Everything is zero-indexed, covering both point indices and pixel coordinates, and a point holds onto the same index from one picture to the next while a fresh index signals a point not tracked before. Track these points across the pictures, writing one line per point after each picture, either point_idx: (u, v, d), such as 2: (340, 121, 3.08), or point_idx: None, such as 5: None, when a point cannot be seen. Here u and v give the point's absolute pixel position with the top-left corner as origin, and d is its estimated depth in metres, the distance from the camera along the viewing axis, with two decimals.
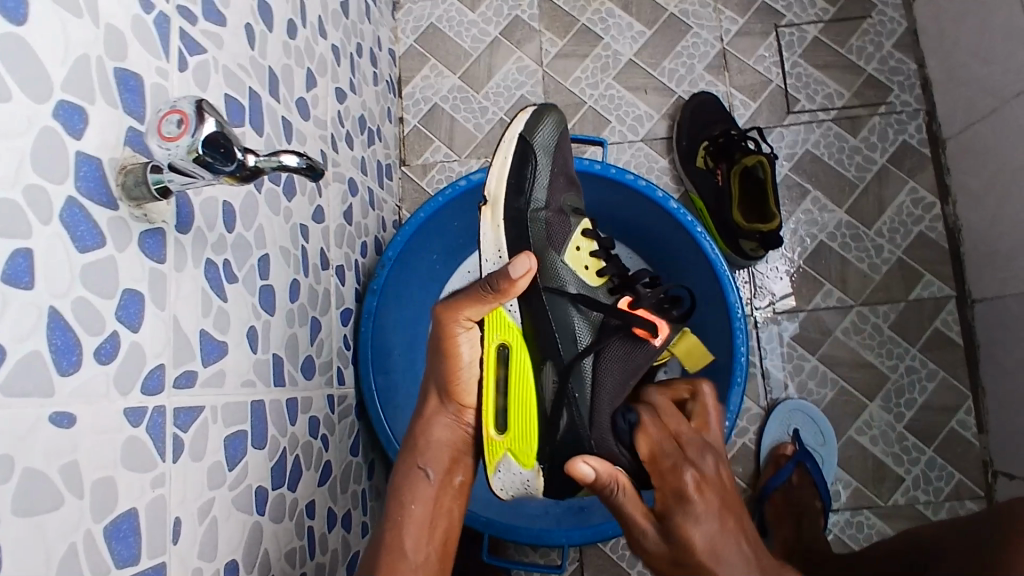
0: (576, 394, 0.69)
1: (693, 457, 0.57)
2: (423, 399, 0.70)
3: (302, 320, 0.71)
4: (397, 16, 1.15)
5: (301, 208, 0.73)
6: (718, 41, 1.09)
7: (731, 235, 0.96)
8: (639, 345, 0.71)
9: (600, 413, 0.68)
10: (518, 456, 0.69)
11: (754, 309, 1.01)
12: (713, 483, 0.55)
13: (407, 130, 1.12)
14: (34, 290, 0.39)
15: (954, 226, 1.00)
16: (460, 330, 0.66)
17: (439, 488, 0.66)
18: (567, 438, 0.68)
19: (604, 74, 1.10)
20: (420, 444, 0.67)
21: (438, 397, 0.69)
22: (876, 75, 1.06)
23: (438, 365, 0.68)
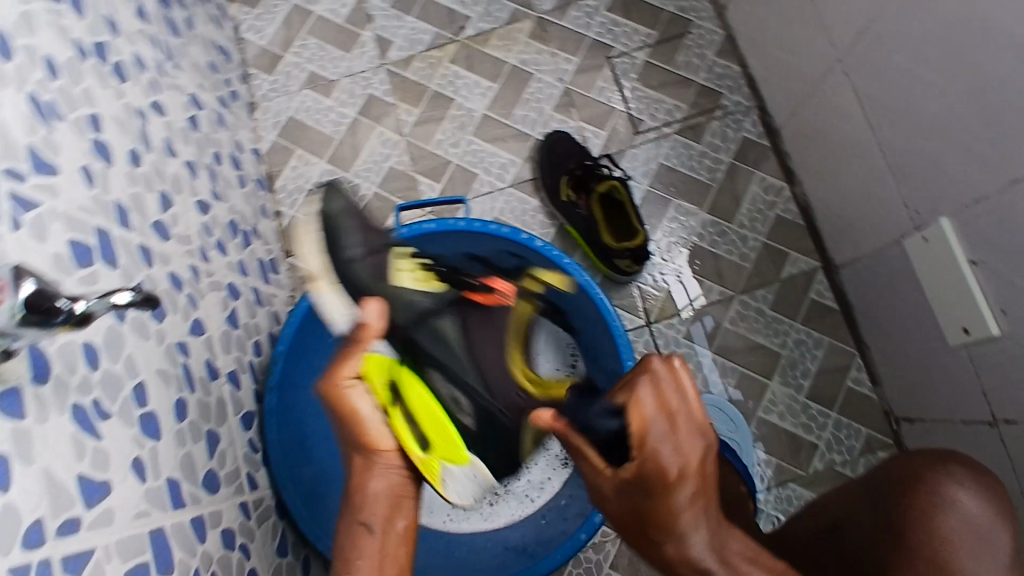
0: (468, 379, 0.72)
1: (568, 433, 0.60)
2: (349, 460, 0.70)
3: (194, 438, 0.74)
4: (255, 116, 1.18)
5: (174, 327, 0.76)
6: (560, 82, 1.16)
7: (604, 257, 1.02)
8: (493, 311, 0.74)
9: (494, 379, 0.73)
10: (451, 459, 0.71)
11: (676, 312, 1.06)
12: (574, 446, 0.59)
13: (286, 223, 1.14)
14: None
15: (805, 204, 1.08)
16: (347, 389, 0.68)
17: (384, 538, 0.64)
18: (481, 421, 0.73)
19: (463, 132, 1.16)
20: (358, 500, 0.66)
21: (359, 454, 0.69)
22: (706, 83, 1.14)
23: (345, 427, 0.69)
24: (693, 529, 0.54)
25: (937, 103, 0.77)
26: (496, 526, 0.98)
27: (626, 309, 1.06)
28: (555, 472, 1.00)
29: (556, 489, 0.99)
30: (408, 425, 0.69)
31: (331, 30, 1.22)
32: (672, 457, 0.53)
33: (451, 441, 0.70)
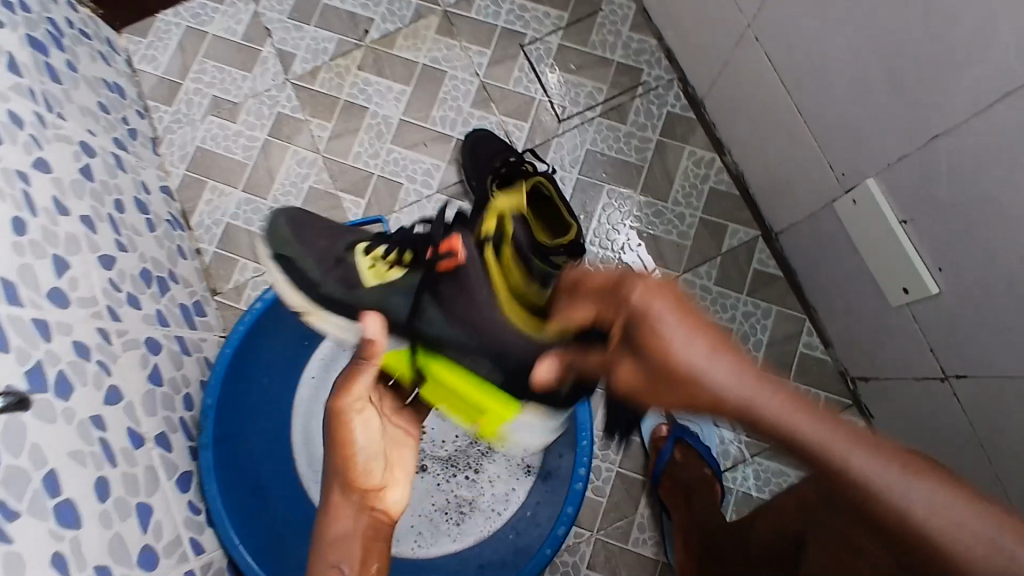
0: (461, 340, 0.66)
1: (579, 356, 0.58)
2: (325, 496, 0.69)
3: (123, 515, 0.70)
4: (160, 151, 1.11)
5: (86, 401, 0.71)
6: (475, 77, 1.12)
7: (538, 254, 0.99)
8: (458, 277, 0.67)
9: (486, 336, 0.65)
10: (504, 418, 0.67)
11: None
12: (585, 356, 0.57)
13: (208, 260, 1.08)
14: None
15: (737, 173, 1.06)
16: (352, 415, 0.68)
17: None
18: (508, 375, 0.64)
19: (381, 141, 1.11)
20: (330, 539, 0.65)
21: (340, 489, 0.68)
22: (624, 61, 1.11)
23: (332, 459, 0.69)
24: (698, 345, 0.46)
25: (851, 65, 0.74)
26: (464, 545, 0.95)
27: None
28: (518, 483, 0.97)
29: (522, 498, 0.97)
30: (461, 400, 0.70)
31: (230, 50, 1.15)
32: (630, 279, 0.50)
33: (490, 404, 0.67)
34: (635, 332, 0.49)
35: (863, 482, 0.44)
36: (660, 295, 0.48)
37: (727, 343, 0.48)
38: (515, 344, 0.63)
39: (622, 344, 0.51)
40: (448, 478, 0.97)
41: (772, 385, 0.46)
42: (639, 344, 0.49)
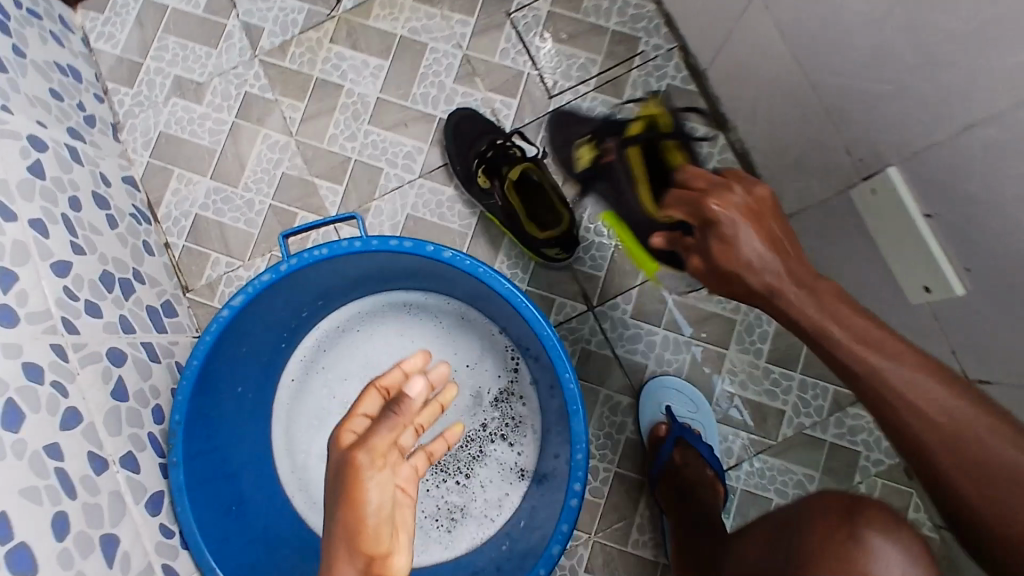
0: (621, 217, 0.83)
1: (688, 244, 0.68)
2: (324, 554, 0.49)
3: (85, 550, 0.65)
4: (121, 138, 1.03)
5: (40, 429, 0.66)
6: (458, 49, 1.03)
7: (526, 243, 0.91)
8: (614, 177, 0.82)
9: (630, 215, 0.80)
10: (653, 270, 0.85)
11: (631, 283, 0.97)
12: (688, 247, 0.68)
13: (177, 254, 1.02)
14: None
15: (743, 151, 0.98)
16: (367, 465, 0.49)
17: None
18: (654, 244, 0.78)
19: (358, 121, 1.03)
20: None
21: (344, 548, 0.48)
22: (619, 29, 1.01)
23: (334, 512, 0.49)
24: (762, 246, 0.61)
25: (871, 43, 0.66)
26: (456, 553, 0.91)
27: (565, 296, 0.98)
28: (512, 488, 0.92)
29: (516, 504, 0.92)
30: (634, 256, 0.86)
31: (191, 23, 1.06)
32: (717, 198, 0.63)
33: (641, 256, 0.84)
34: (714, 233, 0.63)
35: (910, 398, 0.51)
36: (737, 209, 0.62)
37: (788, 249, 0.62)
38: (642, 223, 0.78)
39: (718, 235, 0.63)
40: (438, 484, 0.93)
41: (841, 302, 0.58)
42: (726, 242, 0.62)
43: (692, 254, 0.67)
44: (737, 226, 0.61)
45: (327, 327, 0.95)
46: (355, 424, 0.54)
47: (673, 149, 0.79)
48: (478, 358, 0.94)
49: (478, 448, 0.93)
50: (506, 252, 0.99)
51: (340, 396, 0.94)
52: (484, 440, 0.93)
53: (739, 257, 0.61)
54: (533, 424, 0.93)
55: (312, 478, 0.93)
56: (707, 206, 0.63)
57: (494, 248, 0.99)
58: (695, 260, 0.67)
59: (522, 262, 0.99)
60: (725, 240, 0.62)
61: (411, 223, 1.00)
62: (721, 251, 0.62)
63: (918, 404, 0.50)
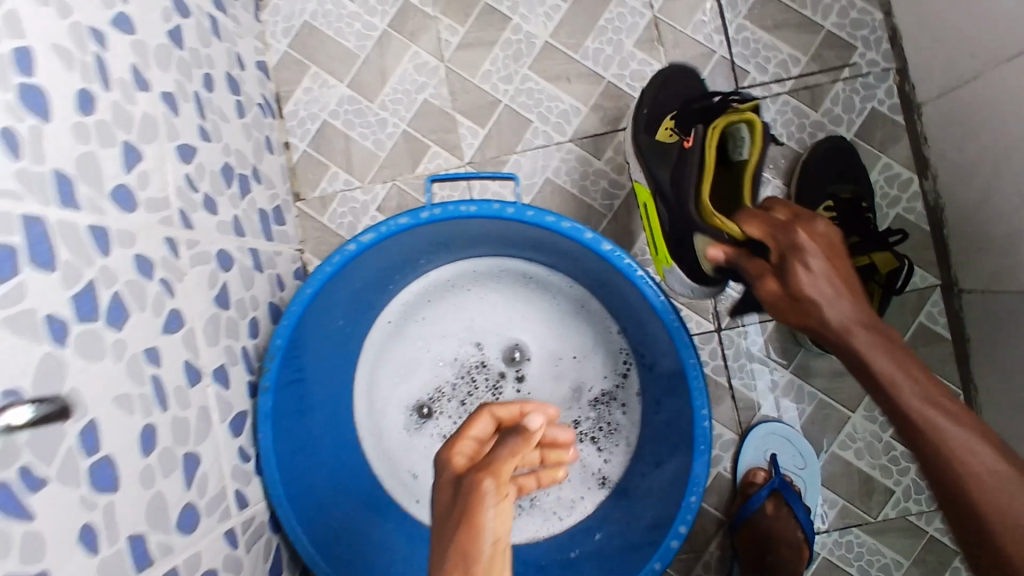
0: None
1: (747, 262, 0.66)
2: None
3: (168, 468, 0.59)
4: (262, 17, 0.95)
5: (145, 329, 0.60)
6: (648, 9, 0.91)
7: (687, 232, 0.73)
8: None
9: None
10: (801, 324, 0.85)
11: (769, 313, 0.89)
12: (763, 267, 0.64)
13: (295, 158, 0.94)
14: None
15: (935, 204, 0.87)
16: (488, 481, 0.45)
17: None
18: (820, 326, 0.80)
19: (518, 63, 0.92)
20: None
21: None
22: (835, 32, 0.89)
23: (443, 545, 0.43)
24: (835, 280, 0.59)
25: None
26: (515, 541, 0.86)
27: (693, 309, 0.89)
28: (589, 492, 0.86)
29: (588, 511, 0.86)
30: None
31: None
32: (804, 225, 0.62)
33: None
34: (789, 259, 0.61)
35: (962, 454, 0.48)
36: (821, 244, 0.61)
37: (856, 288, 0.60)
38: None
39: (796, 258, 0.60)
40: None
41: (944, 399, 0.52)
42: (802, 264, 0.60)
43: (756, 267, 0.65)
44: (808, 270, 0.59)
45: (437, 279, 0.89)
46: (465, 446, 0.51)
47: (875, 294, 0.79)
48: (588, 351, 0.87)
49: None
50: (643, 246, 0.90)
51: (434, 351, 0.89)
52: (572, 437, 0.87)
53: (804, 302, 0.60)
54: (632, 434, 0.86)
55: (387, 426, 0.89)
56: (793, 231, 0.62)
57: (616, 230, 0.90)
58: (754, 276, 0.65)
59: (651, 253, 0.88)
60: (801, 262, 0.60)
61: (548, 188, 0.91)
62: (785, 267, 0.61)
63: (963, 461, 0.48)
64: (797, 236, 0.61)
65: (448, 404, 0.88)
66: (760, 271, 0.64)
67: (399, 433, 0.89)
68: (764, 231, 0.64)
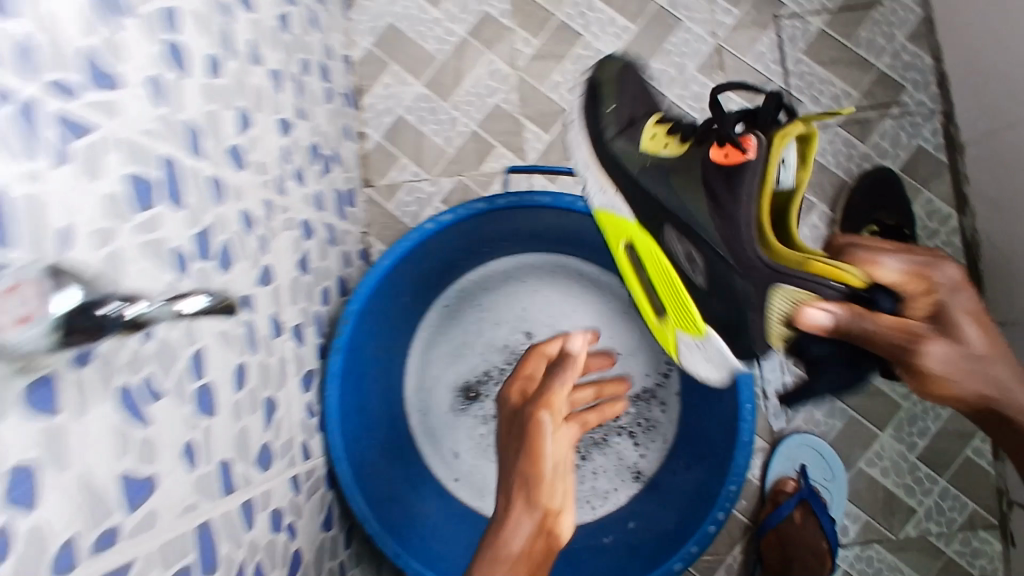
0: None
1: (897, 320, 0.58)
2: (502, 500, 0.64)
3: (253, 407, 0.65)
4: (350, 16, 1.01)
5: (243, 278, 0.65)
6: (712, 37, 0.97)
7: (767, 279, 0.62)
8: None
9: None
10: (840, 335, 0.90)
11: None
12: (900, 321, 0.58)
13: (368, 147, 1.00)
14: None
15: (972, 240, 0.92)
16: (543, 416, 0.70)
17: None
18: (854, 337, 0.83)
19: (586, 76, 0.98)
20: (494, 553, 0.58)
21: (523, 498, 0.63)
22: (887, 71, 0.95)
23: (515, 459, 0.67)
24: (974, 319, 0.61)
25: None
26: None
27: None
28: (623, 485, 0.91)
29: (620, 502, 0.91)
30: None
31: None
32: (937, 266, 0.62)
33: None
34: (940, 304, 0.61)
35: None
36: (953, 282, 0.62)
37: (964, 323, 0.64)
38: None
39: (940, 300, 0.61)
40: None
41: None
42: (955, 307, 0.61)
43: (895, 320, 0.58)
44: (963, 311, 0.61)
45: (495, 270, 0.94)
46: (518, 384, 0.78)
47: None
48: (631, 350, 0.93)
49: (603, 435, 0.92)
50: None
51: (485, 337, 0.94)
52: (611, 430, 0.92)
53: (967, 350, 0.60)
54: (667, 432, 0.91)
55: (434, 403, 0.94)
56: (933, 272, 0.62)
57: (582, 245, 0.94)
58: (880, 331, 0.58)
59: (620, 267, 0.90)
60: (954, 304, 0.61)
61: None
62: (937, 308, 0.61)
63: None
64: (939, 277, 0.62)
65: (494, 388, 0.94)
66: (896, 321, 0.58)
67: (445, 412, 0.94)
68: (883, 270, 0.62)
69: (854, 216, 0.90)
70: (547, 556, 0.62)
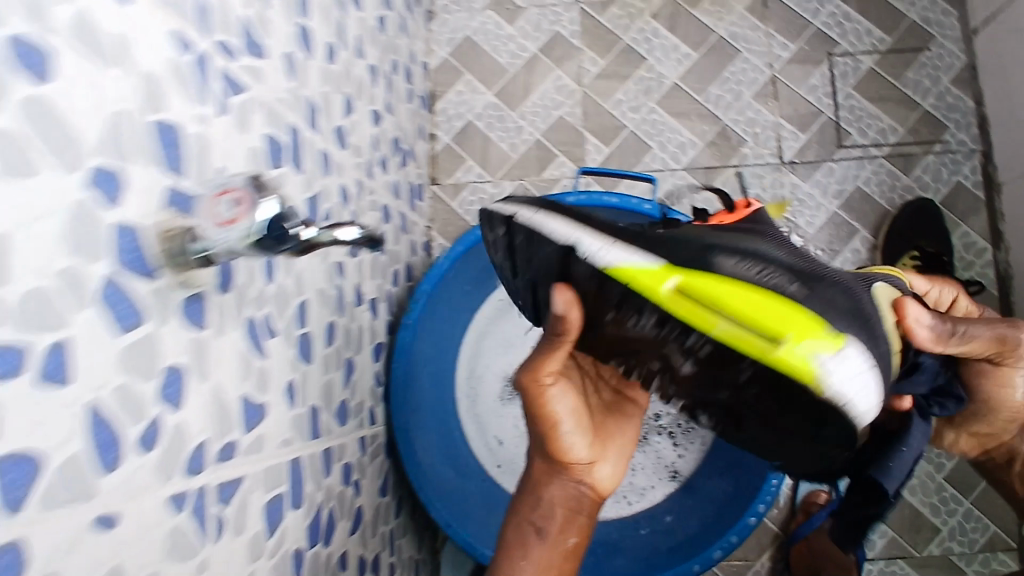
0: None
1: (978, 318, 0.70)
2: (529, 462, 0.70)
3: (337, 364, 0.70)
4: (431, 27, 1.09)
5: (339, 245, 0.71)
6: (768, 68, 1.03)
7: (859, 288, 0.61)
8: None
9: None
10: None
11: None
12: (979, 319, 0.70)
13: (438, 148, 1.07)
14: (29, 382, 0.33)
15: (1006, 274, 0.97)
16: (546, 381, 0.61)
17: (551, 546, 0.68)
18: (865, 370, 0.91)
19: (647, 97, 1.05)
20: (532, 500, 0.69)
21: (543, 462, 0.68)
22: (931, 111, 1.01)
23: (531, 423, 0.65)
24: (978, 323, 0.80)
25: None
26: None
27: None
28: (659, 483, 0.96)
29: (656, 499, 0.95)
30: None
31: None
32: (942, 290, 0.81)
33: None
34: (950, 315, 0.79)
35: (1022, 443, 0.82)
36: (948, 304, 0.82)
37: None
38: None
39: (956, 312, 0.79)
40: None
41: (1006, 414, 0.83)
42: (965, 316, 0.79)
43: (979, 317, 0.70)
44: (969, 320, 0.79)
45: None
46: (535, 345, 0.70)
47: None
48: None
49: (644, 434, 0.97)
50: None
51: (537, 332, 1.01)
52: (652, 429, 0.97)
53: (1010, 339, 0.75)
54: (705, 433, 0.96)
55: (483, 390, 1.00)
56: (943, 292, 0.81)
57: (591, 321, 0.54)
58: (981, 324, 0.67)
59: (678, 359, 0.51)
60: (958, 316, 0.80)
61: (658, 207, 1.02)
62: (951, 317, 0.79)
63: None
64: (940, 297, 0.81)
65: None
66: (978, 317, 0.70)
67: (493, 400, 1.00)
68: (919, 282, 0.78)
69: (897, 242, 0.95)
70: (590, 498, 0.69)
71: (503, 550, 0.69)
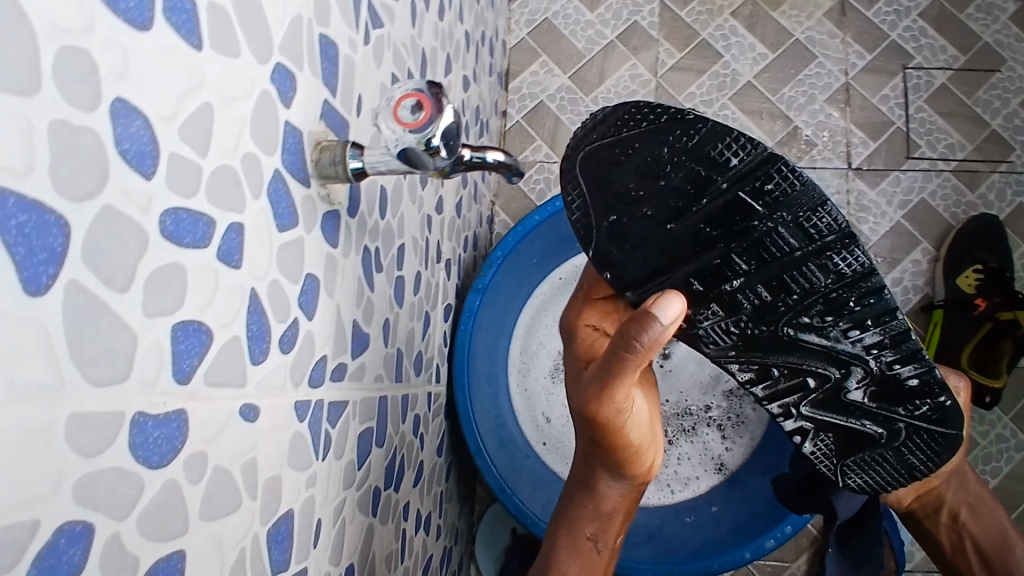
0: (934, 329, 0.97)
1: None
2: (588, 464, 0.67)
3: (419, 315, 0.71)
4: (512, 7, 1.11)
5: (430, 197, 0.72)
6: (843, 75, 1.05)
7: None
8: (965, 310, 0.94)
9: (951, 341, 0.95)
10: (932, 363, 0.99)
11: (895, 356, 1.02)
12: None
13: (509, 125, 1.08)
14: (213, 255, 0.34)
15: None
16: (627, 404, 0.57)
17: (606, 554, 0.70)
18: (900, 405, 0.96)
19: (720, 93, 1.06)
20: (593, 505, 0.68)
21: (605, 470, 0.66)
22: (1000, 131, 1.02)
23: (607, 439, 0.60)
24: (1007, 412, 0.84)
25: None
26: None
27: None
28: (705, 474, 0.96)
29: (700, 490, 0.95)
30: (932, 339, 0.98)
31: None
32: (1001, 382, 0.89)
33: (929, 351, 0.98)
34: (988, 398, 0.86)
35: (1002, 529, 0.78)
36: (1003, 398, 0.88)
37: None
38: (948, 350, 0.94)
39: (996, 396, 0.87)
40: None
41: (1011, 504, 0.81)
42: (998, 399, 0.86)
43: None
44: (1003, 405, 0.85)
45: None
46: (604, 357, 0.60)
47: (1007, 351, 0.91)
48: None
49: (692, 424, 0.97)
50: None
51: None
52: (701, 420, 0.97)
53: None
54: (755, 429, 0.96)
55: (535, 366, 0.99)
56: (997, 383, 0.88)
57: (790, 316, 0.57)
58: None
59: (849, 379, 0.59)
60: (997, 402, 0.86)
61: None
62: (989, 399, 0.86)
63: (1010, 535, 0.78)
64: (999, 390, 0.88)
65: None
66: None
67: (543, 377, 0.99)
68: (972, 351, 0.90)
69: (962, 253, 0.96)
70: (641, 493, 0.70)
71: (556, 562, 0.68)
